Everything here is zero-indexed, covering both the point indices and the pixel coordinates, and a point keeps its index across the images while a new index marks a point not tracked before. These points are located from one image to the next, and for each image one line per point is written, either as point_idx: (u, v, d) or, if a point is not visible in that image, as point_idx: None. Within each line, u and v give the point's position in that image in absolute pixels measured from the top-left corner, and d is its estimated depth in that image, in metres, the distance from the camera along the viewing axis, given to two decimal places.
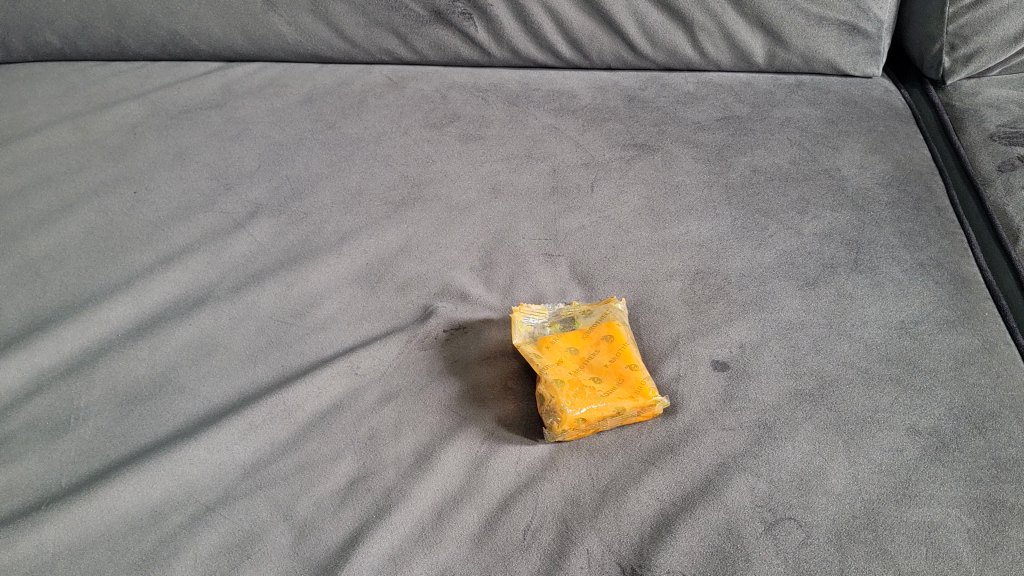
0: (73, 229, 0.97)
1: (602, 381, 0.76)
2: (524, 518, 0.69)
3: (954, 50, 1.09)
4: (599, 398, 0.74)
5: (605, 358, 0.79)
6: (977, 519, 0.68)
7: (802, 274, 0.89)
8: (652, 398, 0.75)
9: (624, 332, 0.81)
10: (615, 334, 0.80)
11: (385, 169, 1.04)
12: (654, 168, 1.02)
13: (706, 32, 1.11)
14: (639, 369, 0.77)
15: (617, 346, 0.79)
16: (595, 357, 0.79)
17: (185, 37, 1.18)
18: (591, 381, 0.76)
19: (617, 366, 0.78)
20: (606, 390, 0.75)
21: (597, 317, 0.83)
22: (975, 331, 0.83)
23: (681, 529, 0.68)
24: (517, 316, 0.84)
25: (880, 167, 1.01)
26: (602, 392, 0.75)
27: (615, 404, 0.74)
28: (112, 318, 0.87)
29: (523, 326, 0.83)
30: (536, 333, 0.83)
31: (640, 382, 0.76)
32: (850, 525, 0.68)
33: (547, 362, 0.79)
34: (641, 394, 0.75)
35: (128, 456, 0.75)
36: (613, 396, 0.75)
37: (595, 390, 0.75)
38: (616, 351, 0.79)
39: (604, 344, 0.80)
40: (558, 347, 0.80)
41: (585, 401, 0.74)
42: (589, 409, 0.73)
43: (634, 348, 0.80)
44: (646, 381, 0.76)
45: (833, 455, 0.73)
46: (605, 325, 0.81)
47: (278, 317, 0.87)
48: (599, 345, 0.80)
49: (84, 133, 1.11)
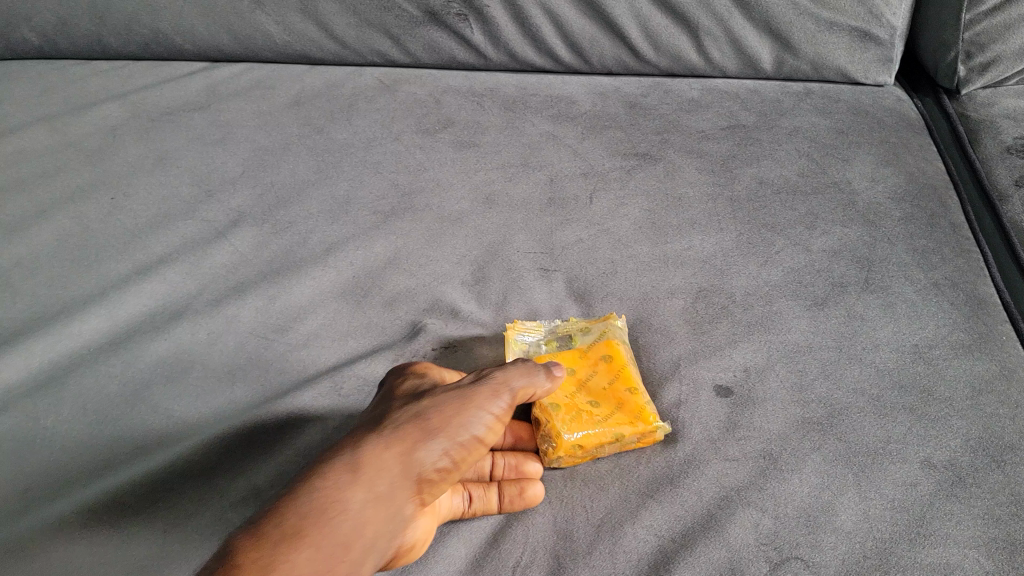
0: (46, 236, 0.93)
1: (600, 407, 0.73)
2: (513, 554, 0.65)
3: (969, 58, 1.04)
4: (596, 424, 0.71)
5: (603, 381, 0.76)
6: (996, 561, 0.64)
7: (809, 293, 0.85)
8: (652, 424, 0.71)
9: (623, 352, 0.78)
10: (614, 355, 0.77)
11: (374, 176, 1.00)
12: (655, 179, 0.98)
13: (711, 36, 1.06)
14: (640, 394, 0.74)
15: (616, 368, 0.76)
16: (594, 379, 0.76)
17: (169, 36, 1.14)
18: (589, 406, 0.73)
19: (616, 390, 0.75)
20: (603, 415, 0.72)
21: (595, 335, 0.80)
22: (993, 357, 0.78)
23: (680, 568, 0.64)
24: (510, 334, 0.79)
25: (892, 181, 0.97)
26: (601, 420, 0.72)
27: (614, 431, 0.71)
28: (83, 332, 0.83)
29: (517, 344, 0.79)
30: (530, 351, 0.79)
31: (640, 408, 0.73)
32: (860, 566, 0.63)
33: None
34: (641, 420, 0.72)
35: (93, 481, 0.71)
36: (612, 422, 0.72)
37: (593, 417, 0.72)
38: (615, 372, 0.76)
39: (603, 365, 0.77)
40: None
41: (581, 428, 0.71)
42: (586, 435, 0.70)
43: (634, 369, 0.77)
44: (646, 406, 0.73)
45: (842, 489, 0.69)
46: (603, 344, 0.78)
47: (258, 334, 0.83)
48: (597, 366, 0.77)
49: (61, 135, 1.06)
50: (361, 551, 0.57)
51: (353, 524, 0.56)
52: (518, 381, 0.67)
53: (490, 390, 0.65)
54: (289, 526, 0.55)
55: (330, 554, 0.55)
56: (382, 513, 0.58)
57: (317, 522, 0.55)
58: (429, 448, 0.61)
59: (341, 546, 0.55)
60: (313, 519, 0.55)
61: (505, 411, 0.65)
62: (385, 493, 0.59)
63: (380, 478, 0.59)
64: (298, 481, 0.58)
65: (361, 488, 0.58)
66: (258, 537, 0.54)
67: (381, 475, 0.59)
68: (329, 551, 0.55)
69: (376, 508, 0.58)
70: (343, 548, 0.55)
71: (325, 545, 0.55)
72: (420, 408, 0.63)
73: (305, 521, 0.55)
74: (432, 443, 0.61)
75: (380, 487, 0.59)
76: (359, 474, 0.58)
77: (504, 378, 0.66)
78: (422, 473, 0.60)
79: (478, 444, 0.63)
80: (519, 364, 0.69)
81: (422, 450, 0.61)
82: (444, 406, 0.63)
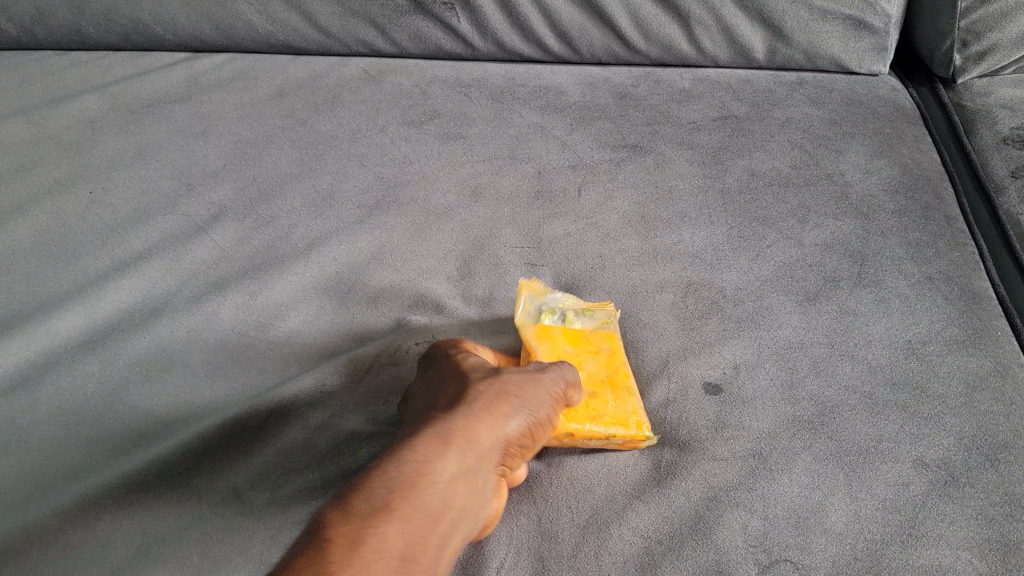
0: (22, 231, 0.91)
1: (597, 397, 0.71)
2: (498, 555, 0.64)
3: (965, 47, 1.02)
4: (593, 416, 0.68)
5: (601, 373, 0.73)
6: (990, 562, 0.62)
7: (801, 289, 0.83)
8: (648, 433, 0.70)
9: (622, 351, 0.77)
10: (615, 350, 0.75)
11: (359, 169, 0.98)
12: (645, 171, 0.96)
13: (702, 25, 1.05)
14: (636, 396, 0.72)
15: (615, 363, 0.75)
16: (592, 368, 0.74)
17: (149, 26, 1.12)
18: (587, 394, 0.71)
19: (614, 384, 0.73)
20: (602, 408, 0.69)
21: (598, 325, 0.78)
22: (987, 353, 0.77)
23: (667, 570, 0.62)
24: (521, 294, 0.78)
25: (886, 172, 0.95)
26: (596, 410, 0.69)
27: (610, 428, 0.68)
28: (60, 330, 0.81)
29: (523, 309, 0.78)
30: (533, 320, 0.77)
31: (636, 413, 0.70)
32: (851, 568, 0.62)
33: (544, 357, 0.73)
34: (636, 425, 0.69)
35: (68, 483, 0.69)
36: (609, 418, 0.69)
37: (589, 405, 0.69)
38: (615, 368, 0.74)
39: (602, 357, 0.75)
40: (559, 344, 0.73)
41: (579, 417, 0.68)
42: (582, 426, 0.67)
43: (629, 369, 0.76)
44: (642, 411, 0.71)
45: (833, 489, 0.67)
46: (605, 337, 0.77)
47: (238, 331, 0.82)
48: (596, 357, 0.75)
49: (39, 128, 1.04)
50: (452, 528, 0.53)
51: (446, 498, 0.53)
52: (565, 376, 0.65)
53: (556, 380, 0.64)
54: (379, 502, 0.50)
55: (426, 528, 0.51)
56: (468, 490, 0.55)
57: (409, 497, 0.52)
58: (511, 427, 0.59)
59: (435, 520, 0.52)
60: (404, 496, 0.51)
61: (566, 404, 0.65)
62: (474, 468, 0.56)
63: (470, 452, 0.56)
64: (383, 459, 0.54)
65: (456, 462, 0.55)
66: (347, 514, 0.49)
67: (471, 450, 0.56)
68: (424, 525, 0.51)
69: (466, 483, 0.55)
70: (436, 522, 0.52)
71: (421, 519, 0.51)
72: (498, 385, 0.61)
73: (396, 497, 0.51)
74: (514, 421, 0.60)
75: (470, 461, 0.56)
76: (450, 447, 0.55)
77: (560, 372, 0.65)
78: (500, 451, 0.59)
79: (550, 424, 0.62)
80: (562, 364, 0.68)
81: (507, 425, 0.59)
82: (520, 388, 0.62)
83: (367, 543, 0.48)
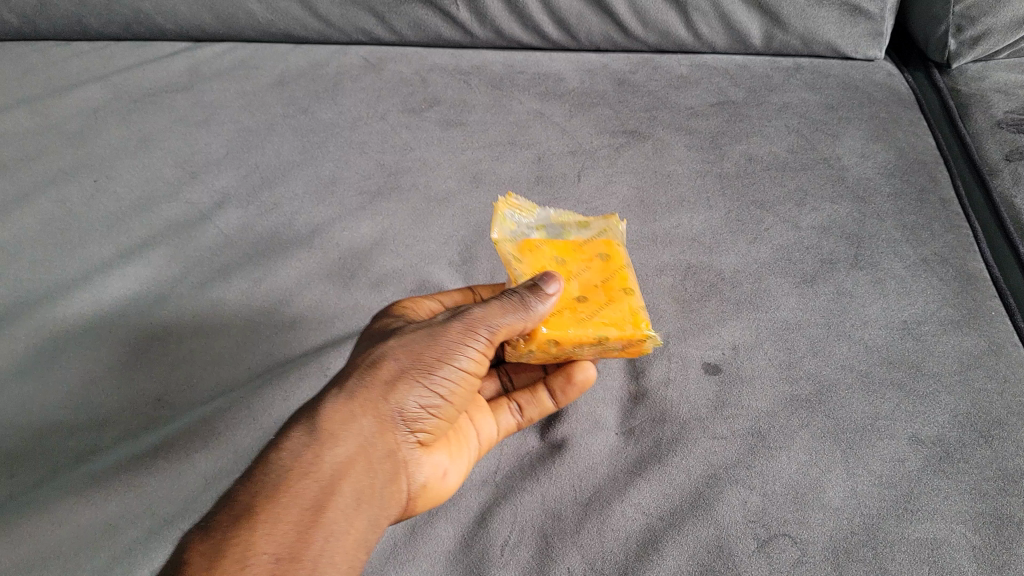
0: (28, 220, 0.92)
1: (588, 302, 0.67)
2: (502, 533, 0.66)
3: (960, 32, 1.03)
4: (579, 321, 0.65)
5: (596, 276, 0.69)
6: (983, 536, 0.64)
7: (798, 270, 0.84)
8: (643, 331, 0.65)
9: (623, 254, 0.72)
10: (611, 254, 0.71)
11: (360, 156, 0.99)
12: (644, 156, 0.97)
13: (699, 12, 1.06)
14: (634, 296, 0.67)
15: (612, 267, 0.70)
16: (586, 271, 0.70)
17: (150, 15, 1.12)
18: (576, 299, 0.67)
19: (609, 288, 0.68)
20: (589, 313, 0.66)
21: (594, 234, 0.74)
22: (981, 333, 0.78)
23: (668, 547, 0.64)
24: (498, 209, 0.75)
25: (882, 156, 0.96)
26: (585, 315, 0.66)
27: (597, 331, 0.65)
28: (68, 316, 0.82)
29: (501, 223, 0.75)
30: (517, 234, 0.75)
31: (633, 312, 0.66)
32: (848, 543, 0.64)
33: (526, 265, 0.70)
34: (631, 324, 0.65)
35: (81, 466, 0.71)
36: (596, 321, 0.65)
37: (577, 310, 0.66)
38: (611, 270, 0.69)
39: (598, 262, 0.70)
40: (543, 252, 0.71)
41: (560, 323, 0.65)
42: (564, 331, 0.64)
43: (632, 274, 0.70)
44: (640, 312, 0.66)
45: (830, 466, 0.68)
46: (602, 243, 0.72)
47: (244, 316, 0.83)
48: (591, 262, 0.71)
49: (42, 117, 1.05)
50: (339, 512, 0.56)
51: (325, 486, 0.56)
52: (505, 318, 0.62)
53: (462, 327, 0.63)
54: (241, 507, 0.53)
55: (306, 520, 0.54)
56: (352, 471, 0.58)
57: (281, 493, 0.54)
58: (396, 398, 0.61)
59: (316, 509, 0.54)
60: (272, 494, 0.54)
61: (486, 348, 0.65)
62: (357, 449, 0.59)
63: (349, 436, 0.59)
64: (254, 463, 0.57)
65: (330, 448, 0.57)
66: (208, 531, 0.52)
67: (349, 433, 0.59)
68: (301, 517, 0.53)
69: (345, 466, 0.58)
70: (317, 511, 0.54)
71: (298, 511, 0.54)
72: (381, 356, 0.63)
73: (263, 497, 0.54)
74: (401, 390, 0.62)
75: (352, 444, 0.59)
76: (318, 435, 0.58)
77: (485, 312, 0.63)
78: (393, 421, 0.61)
79: (448, 382, 0.63)
80: (506, 293, 0.64)
81: (393, 400, 0.61)
82: (408, 351, 0.63)
83: (233, 548, 0.50)
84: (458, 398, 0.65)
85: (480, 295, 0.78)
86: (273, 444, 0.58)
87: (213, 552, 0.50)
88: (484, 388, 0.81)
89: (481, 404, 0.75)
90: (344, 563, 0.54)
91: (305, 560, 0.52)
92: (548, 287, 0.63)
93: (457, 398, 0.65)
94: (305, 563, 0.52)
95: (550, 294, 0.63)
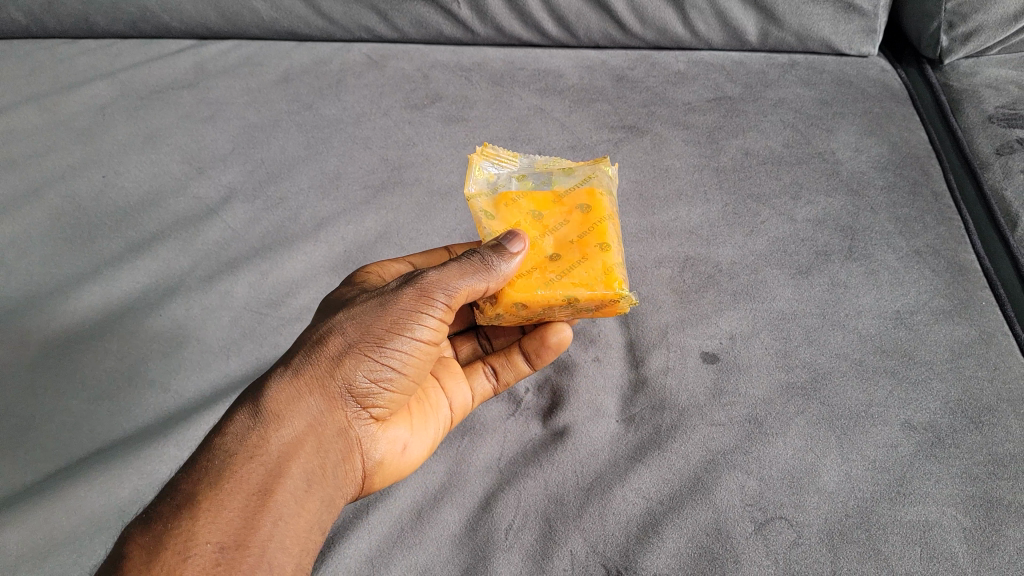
0: (38, 215, 0.94)
1: (561, 261, 0.66)
2: (506, 517, 0.68)
3: (952, 28, 1.05)
4: (547, 283, 0.65)
5: (573, 233, 0.68)
6: (973, 518, 0.66)
7: (794, 262, 0.86)
8: (615, 292, 0.64)
9: (606, 204, 0.69)
10: (592, 206, 0.69)
11: (364, 151, 1.00)
12: (642, 151, 0.99)
13: (696, 9, 1.07)
14: (610, 251, 0.66)
15: (591, 221, 0.68)
16: (563, 227, 0.69)
17: (155, 14, 1.14)
18: (549, 258, 0.67)
19: (584, 245, 0.67)
20: (559, 274, 0.65)
21: (578, 179, 0.72)
22: (972, 322, 0.80)
23: (668, 530, 0.66)
24: (475, 159, 0.74)
25: (875, 150, 0.98)
26: (555, 275, 0.65)
27: (565, 292, 0.64)
28: (79, 308, 0.84)
29: (480, 173, 0.74)
30: (497, 183, 0.74)
31: (607, 270, 0.65)
32: (842, 525, 0.66)
33: (499, 224, 0.70)
34: (603, 283, 0.65)
35: (95, 455, 0.73)
36: (566, 282, 0.65)
37: (546, 270, 0.66)
38: (589, 224, 0.68)
39: (577, 215, 0.69)
40: (519, 208, 0.70)
41: (528, 286, 0.65)
42: (530, 295, 0.65)
43: (613, 226, 0.68)
44: (613, 271, 0.65)
45: (825, 451, 0.70)
46: (584, 192, 0.70)
47: (252, 308, 0.84)
48: (570, 215, 0.69)
49: (51, 114, 1.07)
50: (287, 494, 0.58)
51: (271, 469, 0.57)
52: (463, 281, 0.62)
53: (414, 295, 0.63)
54: (183, 497, 0.54)
55: (252, 506, 0.55)
56: (299, 452, 0.60)
57: (224, 479, 0.56)
58: (344, 373, 0.62)
59: (262, 494, 0.56)
60: (215, 482, 0.55)
61: (443, 314, 0.64)
62: (304, 429, 0.61)
63: (295, 416, 0.60)
64: (201, 448, 0.58)
65: (275, 430, 0.59)
66: (147, 524, 0.53)
67: (296, 414, 0.60)
68: (247, 503, 0.55)
69: (291, 448, 0.59)
70: (263, 496, 0.56)
71: (242, 498, 0.55)
72: (329, 331, 0.63)
73: (205, 485, 0.55)
74: (349, 365, 0.62)
75: (299, 424, 0.60)
76: (261, 417, 0.59)
77: (438, 278, 0.63)
78: (341, 398, 0.62)
79: (399, 353, 0.63)
80: (466, 255, 0.64)
81: (340, 376, 0.62)
82: (356, 325, 0.62)
83: (174, 540, 0.52)
84: (414, 367, 0.65)
85: (455, 254, 0.78)
86: (219, 428, 0.59)
87: (156, 544, 0.52)
88: (461, 350, 0.83)
89: (455, 371, 0.78)
90: (294, 545, 0.57)
91: (251, 547, 0.54)
92: (512, 246, 0.64)
93: (413, 368, 0.65)
94: (252, 549, 0.54)
95: (513, 253, 0.63)
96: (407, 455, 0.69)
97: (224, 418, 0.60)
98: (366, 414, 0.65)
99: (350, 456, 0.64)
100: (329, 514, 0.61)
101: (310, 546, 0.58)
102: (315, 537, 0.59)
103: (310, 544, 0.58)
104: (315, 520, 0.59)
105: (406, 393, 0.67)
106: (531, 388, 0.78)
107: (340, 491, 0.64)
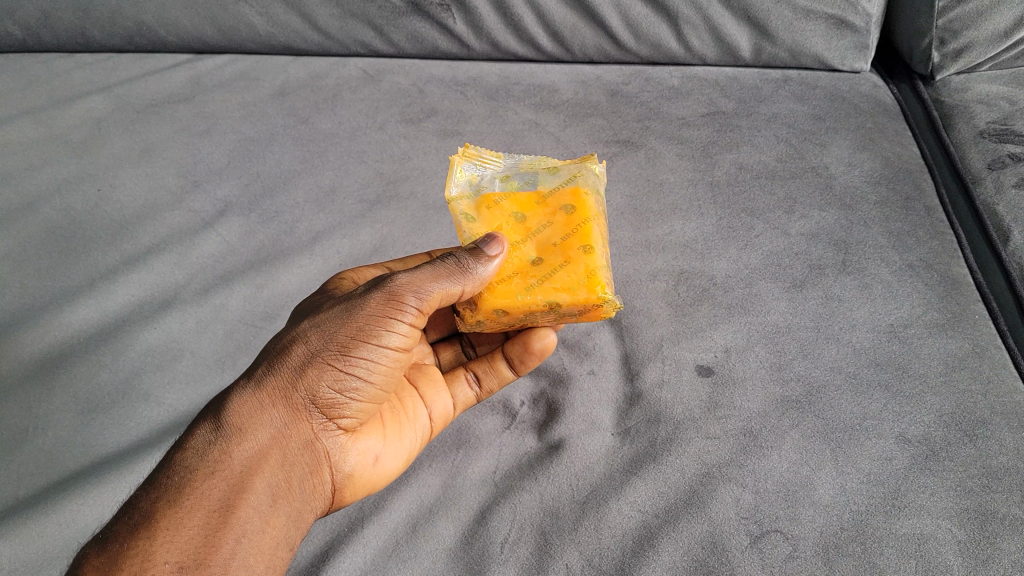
0: (33, 228, 0.94)
1: (542, 265, 0.66)
2: (502, 531, 0.68)
3: (943, 45, 1.06)
4: (529, 287, 0.65)
5: (556, 234, 0.67)
6: (967, 530, 0.66)
7: (788, 276, 0.87)
8: (598, 297, 0.64)
9: (591, 205, 0.69)
10: (575, 207, 0.68)
11: (360, 165, 1.01)
12: (637, 166, 1.00)
13: (691, 24, 1.08)
14: (593, 254, 0.66)
15: (574, 222, 0.67)
16: (547, 229, 0.68)
17: (151, 28, 1.14)
18: (531, 262, 0.67)
19: (567, 247, 0.66)
20: (541, 278, 0.65)
21: (563, 180, 0.71)
22: (966, 336, 0.80)
23: (664, 543, 0.66)
24: (456, 161, 0.74)
25: (868, 165, 0.99)
26: (536, 281, 0.65)
27: (547, 298, 0.64)
28: (74, 321, 0.84)
29: (461, 174, 0.74)
30: (480, 185, 0.73)
31: (589, 274, 0.65)
32: (838, 538, 0.65)
33: (481, 226, 0.70)
34: (585, 288, 0.64)
35: (88, 469, 0.72)
36: (548, 287, 0.65)
37: (528, 276, 0.66)
38: (573, 226, 0.67)
39: (561, 216, 0.68)
40: (501, 210, 0.70)
41: (509, 292, 0.65)
42: (511, 300, 0.65)
43: (597, 227, 0.68)
44: (597, 274, 0.65)
45: (820, 464, 0.70)
46: (568, 193, 0.69)
47: (246, 321, 0.84)
48: (554, 216, 0.68)
49: (47, 128, 1.07)
50: (251, 510, 0.57)
51: (233, 484, 0.57)
52: (436, 284, 0.62)
53: (382, 300, 0.61)
54: (142, 515, 0.55)
55: (213, 522, 0.55)
56: (262, 466, 0.59)
57: (185, 496, 0.55)
58: (306, 384, 0.61)
59: (224, 510, 0.56)
60: (175, 499, 0.55)
61: (415, 318, 0.63)
62: (268, 441, 0.60)
63: (258, 429, 0.60)
64: (163, 463, 0.59)
65: (238, 444, 0.59)
66: (104, 546, 0.54)
67: (258, 426, 0.60)
68: (207, 521, 0.55)
69: (254, 462, 0.59)
70: (225, 512, 0.56)
71: (204, 514, 0.55)
72: (293, 340, 0.62)
73: (164, 503, 0.55)
74: (313, 376, 0.61)
75: (262, 437, 0.60)
76: (221, 431, 0.59)
77: (410, 282, 0.62)
78: (306, 409, 0.62)
79: (364, 361, 0.62)
80: (441, 258, 0.63)
81: (303, 388, 0.61)
82: (321, 333, 0.61)
83: (131, 560, 0.52)
84: (384, 375, 0.64)
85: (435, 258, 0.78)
86: (182, 441, 0.60)
87: (112, 564, 0.52)
88: (443, 356, 0.83)
89: (436, 379, 0.77)
90: (258, 563, 0.56)
91: (213, 565, 0.54)
92: (490, 249, 0.63)
93: (382, 376, 0.64)
94: (214, 568, 0.53)
95: (490, 257, 0.62)
96: (380, 466, 0.68)
97: (187, 433, 0.61)
98: (334, 425, 0.64)
99: (319, 469, 0.63)
100: (296, 530, 0.61)
101: (276, 563, 0.58)
102: (282, 553, 0.59)
103: (276, 561, 0.58)
104: (281, 536, 0.59)
105: (378, 403, 0.66)
106: (526, 401, 0.78)
107: (310, 506, 0.63)
